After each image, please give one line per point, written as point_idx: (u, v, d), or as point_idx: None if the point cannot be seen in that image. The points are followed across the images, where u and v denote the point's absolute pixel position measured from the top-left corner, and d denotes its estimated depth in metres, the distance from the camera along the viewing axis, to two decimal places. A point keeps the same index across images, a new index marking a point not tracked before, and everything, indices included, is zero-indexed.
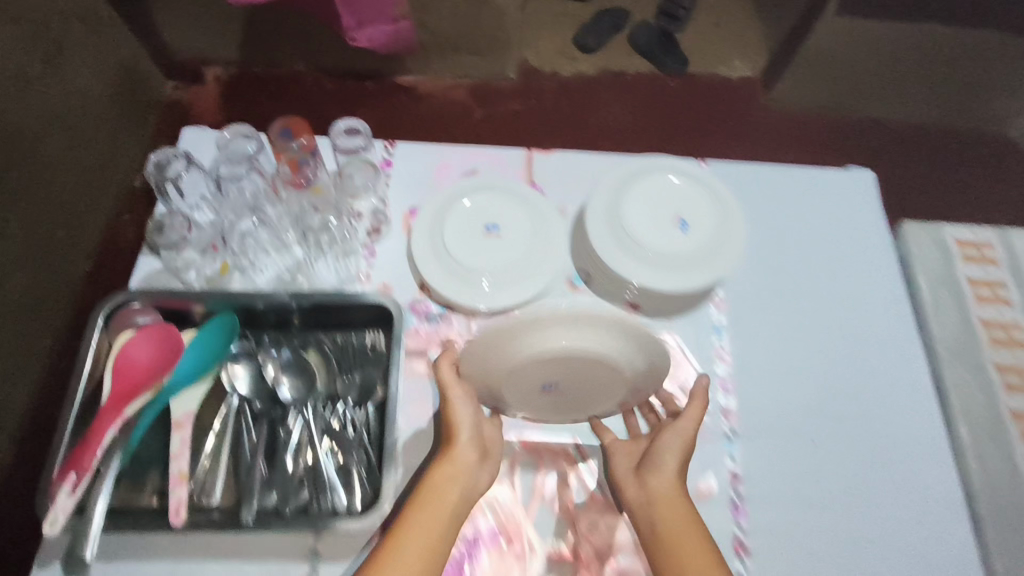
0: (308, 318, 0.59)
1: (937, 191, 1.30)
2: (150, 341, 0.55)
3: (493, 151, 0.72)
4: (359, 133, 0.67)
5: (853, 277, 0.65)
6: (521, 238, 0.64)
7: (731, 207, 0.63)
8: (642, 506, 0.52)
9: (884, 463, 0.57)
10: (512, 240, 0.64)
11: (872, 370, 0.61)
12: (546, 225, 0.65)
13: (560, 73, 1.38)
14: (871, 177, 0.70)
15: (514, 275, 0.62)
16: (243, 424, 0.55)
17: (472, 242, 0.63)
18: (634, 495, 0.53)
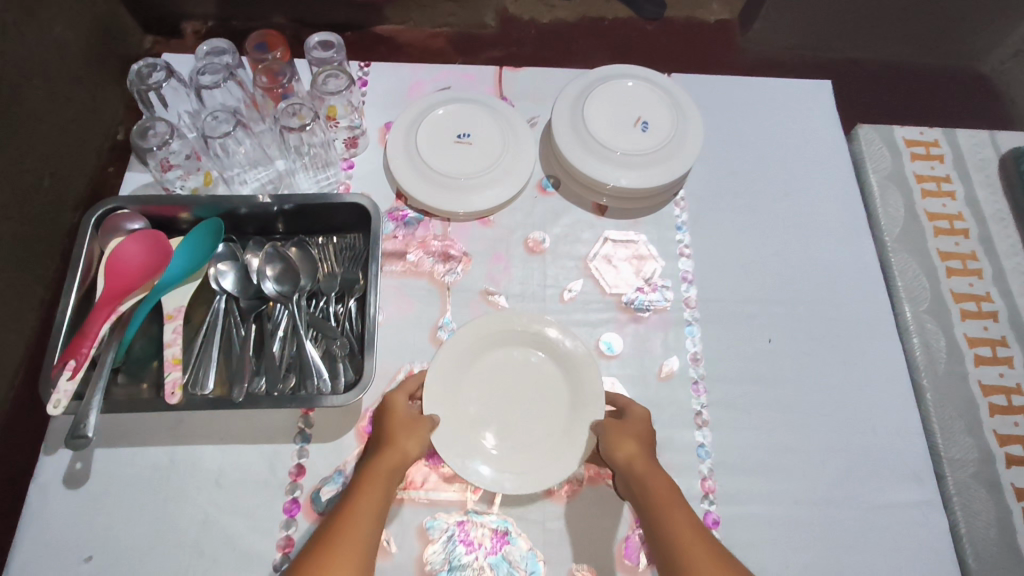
0: (291, 223, 0.63)
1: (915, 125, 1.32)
2: (141, 245, 0.58)
3: (465, 69, 0.74)
4: (333, 46, 0.68)
5: (806, 179, 0.69)
6: (490, 145, 0.67)
7: (690, 109, 0.66)
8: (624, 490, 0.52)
9: (833, 342, 0.62)
10: (482, 146, 0.67)
11: (822, 261, 0.65)
12: (515, 132, 0.68)
13: (538, 19, 1.38)
14: (826, 88, 0.75)
15: (475, 184, 0.65)
16: (232, 319, 0.59)
17: (438, 152, 0.66)
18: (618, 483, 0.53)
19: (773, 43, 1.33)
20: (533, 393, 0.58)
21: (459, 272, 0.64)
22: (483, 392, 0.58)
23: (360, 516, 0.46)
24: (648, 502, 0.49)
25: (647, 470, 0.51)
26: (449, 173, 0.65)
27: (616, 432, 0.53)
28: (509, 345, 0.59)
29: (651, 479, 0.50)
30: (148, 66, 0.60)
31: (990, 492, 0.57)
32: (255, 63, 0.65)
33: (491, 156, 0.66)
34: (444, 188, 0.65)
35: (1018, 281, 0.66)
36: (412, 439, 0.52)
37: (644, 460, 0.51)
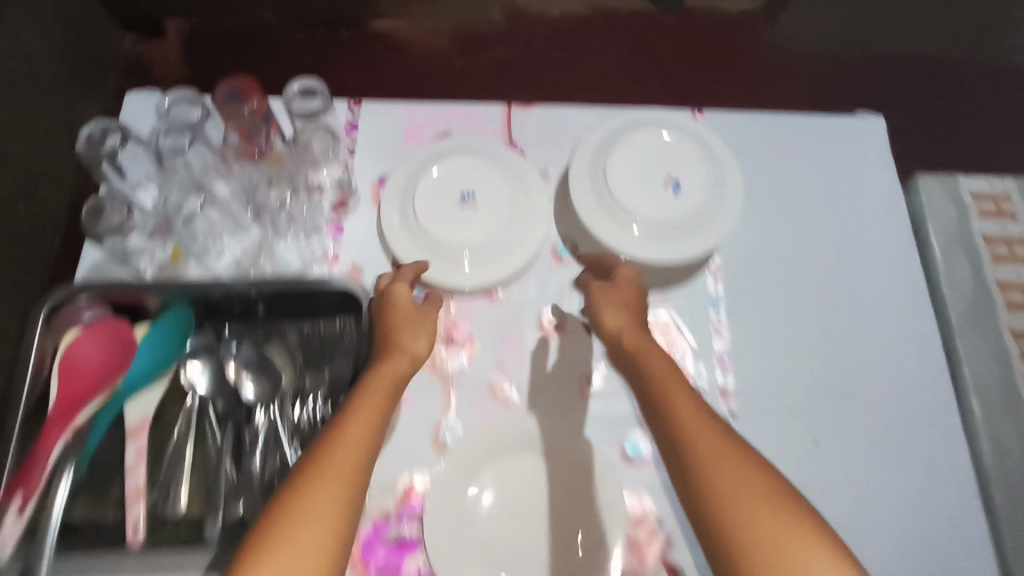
0: (272, 305, 0.55)
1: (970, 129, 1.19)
2: (97, 340, 0.51)
3: (468, 109, 0.65)
4: (316, 94, 0.59)
5: (857, 241, 0.61)
6: (497, 201, 0.58)
7: (727, 165, 0.58)
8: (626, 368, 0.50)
9: (889, 440, 0.55)
10: (487, 204, 0.58)
11: (875, 340, 0.57)
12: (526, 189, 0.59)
13: (548, 13, 1.29)
14: (881, 127, 0.65)
15: (481, 251, 0.57)
16: (208, 426, 0.52)
17: (436, 212, 0.57)
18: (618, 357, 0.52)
19: (800, 40, 1.25)
20: (546, 507, 0.50)
21: (464, 358, 0.57)
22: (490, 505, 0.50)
23: (371, 404, 0.44)
24: (644, 371, 0.47)
25: (641, 340, 0.50)
26: (449, 239, 0.57)
27: (609, 303, 0.53)
28: (520, 449, 0.52)
29: (647, 349, 0.49)
30: (100, 131, 0.53)
31: None
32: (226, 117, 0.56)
33: (497, 217, 0.58)
34: (446, 255, 0.57)
35: None
36: (418, 338, 0.50)
37: (632, 331, 0.51)
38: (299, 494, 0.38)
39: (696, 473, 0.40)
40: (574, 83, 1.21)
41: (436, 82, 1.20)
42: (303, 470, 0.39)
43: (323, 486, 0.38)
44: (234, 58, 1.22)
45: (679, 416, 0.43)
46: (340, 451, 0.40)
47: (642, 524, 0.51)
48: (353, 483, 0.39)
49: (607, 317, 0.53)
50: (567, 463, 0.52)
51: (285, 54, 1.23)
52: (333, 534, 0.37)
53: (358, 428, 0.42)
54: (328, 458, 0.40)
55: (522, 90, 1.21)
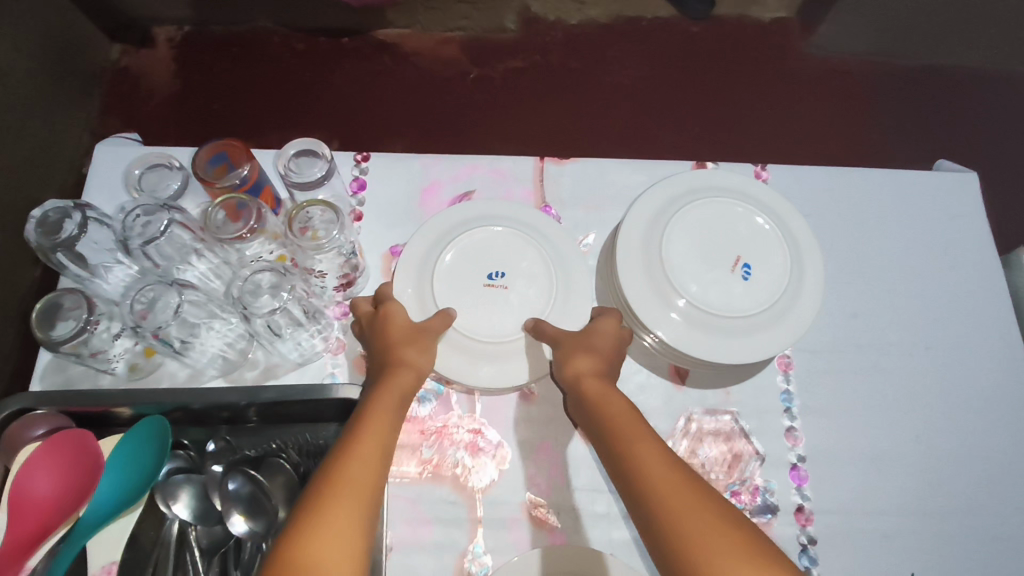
0: (266, 412, 0.46)
1: None
2: (57, 461, 0.42)
3: (494, 162, 0.56)
4: (316, 158, 0.51)
5: (945, 323, 0.53)
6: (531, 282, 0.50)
7: (806, 241, 0.49)
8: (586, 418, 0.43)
9: (995, 567, 0.46)
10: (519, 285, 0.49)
11: (970, 445, 0.49)
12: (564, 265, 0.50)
13: (567, 20, 1.19)
14: (969, 183, 0.57)
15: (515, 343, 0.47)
16: (189, 563, 0.43)
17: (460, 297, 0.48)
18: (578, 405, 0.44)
19: (840, 53, 1.15)
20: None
21: (493, 473, 0.48)
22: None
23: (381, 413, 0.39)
24: (606, 426, 0.40)
25: (606, 386, 0.43)
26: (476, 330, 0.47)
27: (571, 347, 0.45)
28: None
29: (606, 396, 0.42)
30: (56, 212, 0.44)
31: None
32: (210, 186, 0.47)
33: (531, 301, 0.49)
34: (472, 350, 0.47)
35: None
36: (424, 348, 0.45)
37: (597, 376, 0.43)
38: (317, 500, 0.33)
39: (661, 521, 0.33)
40: (595, 98, 1.12)
41: (446, 97, 1.11)
42: (316, 481, 0.34)
43: (344, 492, 0.34)
44: (228, 68, 1.11)
45: (637, 457, 0.36)
46: (358, 456, 0.36)
47: None
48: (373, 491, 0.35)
49: (577, 363, 0.44)
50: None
51: (282, 63, 1.13)
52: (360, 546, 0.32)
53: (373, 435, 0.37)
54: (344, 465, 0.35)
55: (541, 104, 1.11)
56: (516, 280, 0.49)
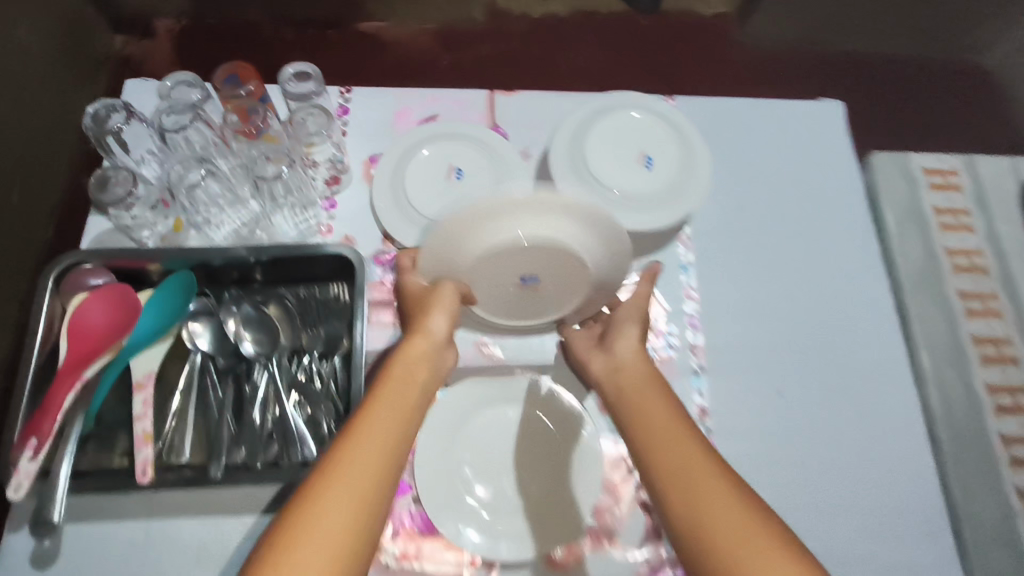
0: (269, 272, 0.58)
1: (931, 123, 1.25)
2: (105, 303, 0.53)
3: (453, 94, 0.69)
4: (309, 78, 0.63)
5: (820, 210, 0.65)
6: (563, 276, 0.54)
7: (697, 141, 0.62)
8: (610, 377, 0.49)
9: (848, 391, 0.59)
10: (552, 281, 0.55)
11: (838, 302, 0.61)
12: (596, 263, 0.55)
13: (529, 15, 1.34)
14: (837, 107, 0.70)
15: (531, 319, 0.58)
16: (209, 382, 0.55)
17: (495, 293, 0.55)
18: (602, 368, 0.51)
19: (767, 44, 1.32)
20: (530, 455, 0.55)
21: None
22: (480, 455, 0.55)
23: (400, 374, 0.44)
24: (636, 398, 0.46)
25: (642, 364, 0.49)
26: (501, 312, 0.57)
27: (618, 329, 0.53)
28: (507, 404, 0.57)
29: (630, 372, 0.48)
30: (106, 108, 0.57)
31: (1010, 551, 0.55)
32: (223, 96, 0.60)
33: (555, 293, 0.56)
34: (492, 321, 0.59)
35: None
36: (434, 318, 0.49)
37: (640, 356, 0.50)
38: (336, 452, 0.38)
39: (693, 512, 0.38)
40: (554, 81, 1.26)
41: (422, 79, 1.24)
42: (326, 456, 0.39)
43: (359, 448, 0.39)
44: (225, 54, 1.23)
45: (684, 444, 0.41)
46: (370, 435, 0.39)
47: (617, 464, 0.56)
48: (392, 447, 0.40)
49: (619, 346, 0.51)
50: (552, 420, 0.57)
51: (274, 52, 1.26)
52: (377, 492, 0.37)
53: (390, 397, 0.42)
54: (364, 424, 0.40)
55: (506, 85, 1.25)
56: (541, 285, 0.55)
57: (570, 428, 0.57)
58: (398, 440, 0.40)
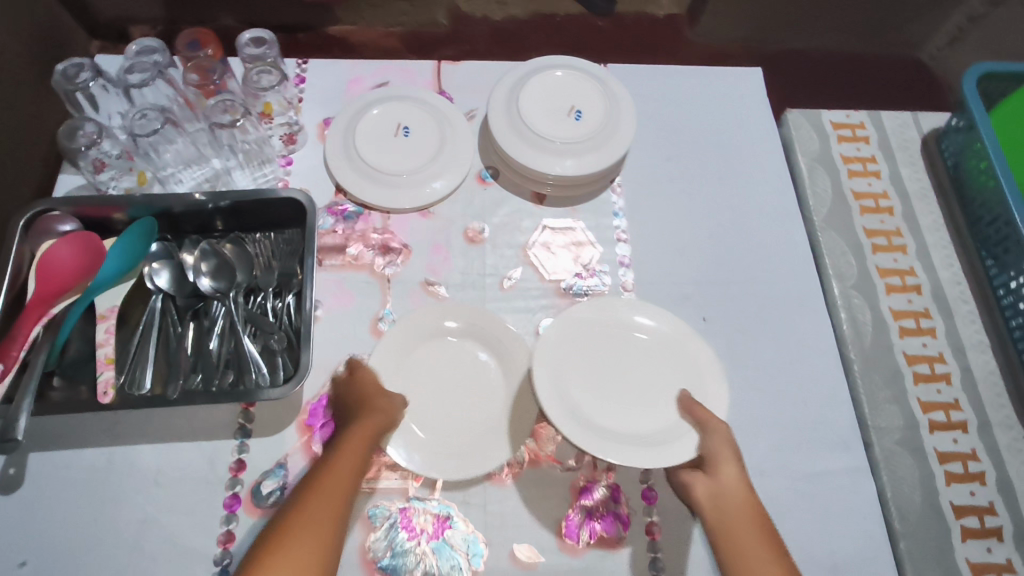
0: (228, 220, 0.62)
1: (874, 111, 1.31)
2: (72, 246, 0.57)
3: (403, 64, 0.74)
4: (265, 43, 0.69)
5: (740, 163, 0.71)
6: (634, 416, 0.52)
7: (622, 97, 0.68)
8: (714, 505, 0.47)
9: (769, 321, 0.63)
10: (625, 407, 0.53)
11: (758, 243, 0.67)
12: (663, 430, 0.51)
13: (491, 17, 1.38)
14: (758, 72, 0.77)
15: (647, 349, 0.56)
16: (168, 317, 0.58)
17: (588, 362, 0.54)
18: (703, 492, 0.48)
19: (718, 41, 1.38)
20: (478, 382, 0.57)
21: (398, 264, 0.64)
22: (429, 382, 0.56)
23: (343, 468, 0.45)
24: (735, 542, 0.44)
25: (744, 496, 0.47)
26: (614, 327, 0.56)
27: (725, 455, 0.49)
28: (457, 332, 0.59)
29: (735, 504, 0.46)
30: (74, 66, 0.60)
31: (915, 458, 0.59)
32: (184, 58, 0.67)
33: (652, 386, 0.54)
34: (619, 314, 0.57)
35: (941, 254, 0.68)
36: (389, 404, 0.52)
37: (745, 492, 0.47)
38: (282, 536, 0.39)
39: None
40: None
41: None
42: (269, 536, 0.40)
43: (301, 530, 0.40)
44: None
45: None
46: (314, 518, 0.41)
47: None
48: (334, 526, 0.41)
49: (724, 473, 0.48)
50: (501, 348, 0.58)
51: None
52: None
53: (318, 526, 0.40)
54: (296, 521, 0.40)
55: None
56: (623, 364, 0.55)
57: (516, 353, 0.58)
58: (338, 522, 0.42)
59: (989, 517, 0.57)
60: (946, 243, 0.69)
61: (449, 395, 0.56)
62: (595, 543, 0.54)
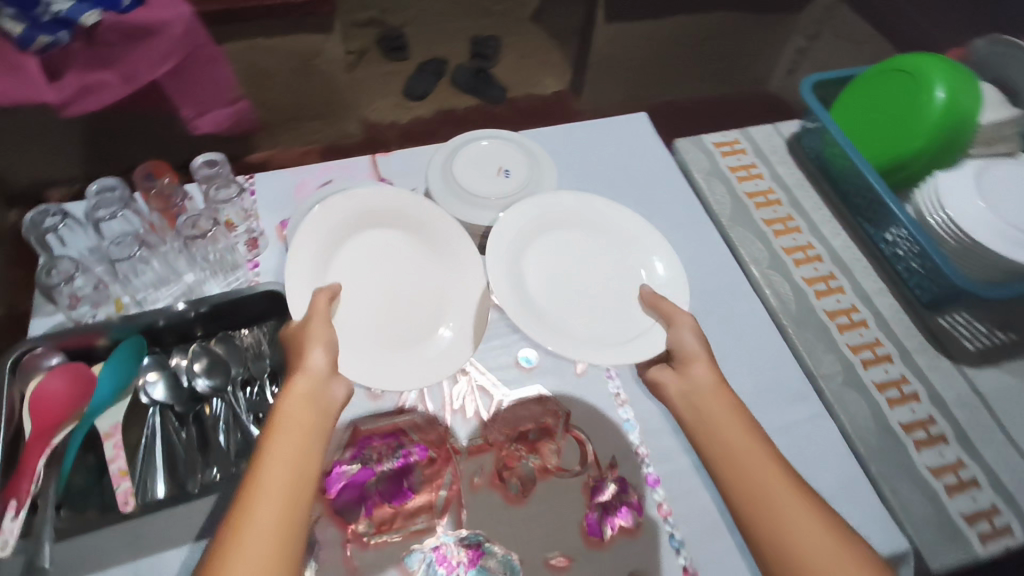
0: (210, 324, 0.66)
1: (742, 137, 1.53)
2: (63, 376, 0.58)
3: (342, 162, 0.82)
4: (217, 164, 0.76)
5: (652, 189, 0.83)
6: (597, 319, 0.64)
7: (540, 153, 0.79)
8: (689, 399, 0.55)
9: (714, 309, 0.72)
10: (587, 311, 0.65)
11: (685, 249, 0.77)
12: (624, 332, 0.63)
13: (399, 121, 1.52)
14: (644, 116, 0.91)
15: (623, 275, 0.67)
16: (170, 422, 0.60)
17: (556, 270, 0.66)
18: (678, 390, 0.56)
19: (600, 109, 1.59)
20: (410, 284, 0.66)
21: None
22: (365, 284, 0.65)
23: (287, 436, 0.48)
24: (710, 423, 0.52)
25: (716, 384, 0.55)
26: (577, 239, 0.69)
27: (692, 355, 0.57)
28: (388, 232, 0.68)
29: (706, 394, 0.54)
30: (42, 214, 0.66)
31: (859, 393, 0.68)
32: (144, 191, 0.72)
33: (612, 291, 0.66)
34: (581, 228, 0.69)
35: (828, 227, 0.82)
36: (312, 351, 0.53)
37: (716, 380, 0.55)
38: (243, 511, 0.43)
39: (772, 531, 0.46)
40: None
41: None
42: (234, 510, 0.43)
43: (259, 503, 0.43)
44: None
45: (758, 468, 0.48)
46: (270, 489, 0.44)
47: (545, 406, 0.66)
48: (293, 492, 0.45)
49: (694, 370, 0.56)
50: (433, 247, 0.68)
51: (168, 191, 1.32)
52: (285, 553, 0.42)
53: (277, 493, 0.44)
54: (251, 498, 0.44)
55: None
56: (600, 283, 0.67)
57: (456, 255, 0.68)
58: (297, 485, 0.45)
59: (932, 427, 0.67)
60: (830, 218, 0.83)
61: (389, 302, 0.65)
62: (618, 533, 0.59)
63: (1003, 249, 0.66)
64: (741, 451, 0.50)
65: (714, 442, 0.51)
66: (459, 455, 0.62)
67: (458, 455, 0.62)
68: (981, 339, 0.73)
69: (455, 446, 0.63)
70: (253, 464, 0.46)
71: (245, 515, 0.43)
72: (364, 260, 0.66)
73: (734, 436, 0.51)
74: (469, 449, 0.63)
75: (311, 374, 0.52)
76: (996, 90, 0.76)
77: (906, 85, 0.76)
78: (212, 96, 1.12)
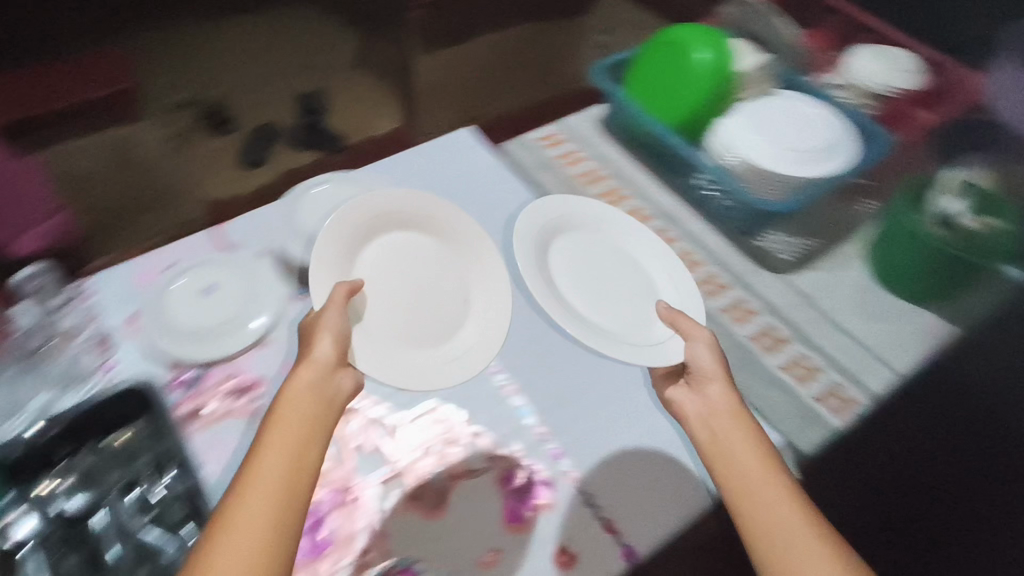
0: (71, 440, 0.61)
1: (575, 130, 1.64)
2: None
3: (182, 241, 0.80)
4: (41, 275, 0.77)
5: (493, 194, 0.88)
6: (612, 320, 0.73)
7: (378, 185, 0.84)
8: (704, 416, 0.61)
9: None
10: (604, 307, 0.74)
11: None
12: (637, 336, 0.72)
13: (242, 192, 1.47)
14: (470, 132, 0.99)
15: (635, 277, 0.79)
16: (49, 556, 0.56)
17: (578, 268, 0.77)
18: (694, 406, 0.62)
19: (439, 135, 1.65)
20: (434, 285, 0.73)
21: (261, 395, 0.69)
22: (388, 281, 0.71)
23: (290, 420, 0.54)
24: (721, 440, 0.59)
25: (728, 405, 0.61)
26: (588, 239, 0.81)
27: (709, 373, 0.64)
28: (406, 229, 0.75)
29: (718, 412, 0.61)
30: None
31: (711, 324, 0.77)
32: None
33: (629, 299, 0.76)
34: (599, 239, 0.81)
35: (652, 188, 0.91)
36: (320, 342, 0.60)
37: (727, 402, 0.61)
38: (249, 478, 0.50)
39: (768, 537, 0.52)
40: None
41: None
42: (242, 478, 0.50)
43: (262, 474, 0.50)
44: None
45: (762, 482, 0.55)
46: (273, 462, 0.51)
47: (442, 418, 0.68)
48: (292, 466, 0.52)
49: (709, 389, 0.63)
50: (447, 245, 0.76)
51: None
52: (280, 515, 0.49)
53: (279, 466, 0.51)
54: (256, 468, 0.51)
55: None
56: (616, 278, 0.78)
57: (471, 250, 0.76)
58: (295, 460, 0.52)
59: (774, 334, 0.77)
60: (652, 179, 0.92)
61: (413, 304, 0.71)
62: (536, 514, 0.62)
63: (806, 175, 0.79)
64: (758, 472, 0.55)
65: (729, 450, 0.58)
66: (371, 492, 0.62)
67: (370, 491, 0.62)
68: (795, 249, 0.84)
69: (366, 484, 0.63)
70: (262, 442, 0.53)
71: (248, 483, 0.50)
72: (391, 262, 0.72)
73: (745, 462, 0.56)
74: (379, 483, 0.63)
75: (315, 362, 0.59)
76: (747, 43, 0.90)
77: (672, 53, 0.87)
78: (21, 215, 1.04)
